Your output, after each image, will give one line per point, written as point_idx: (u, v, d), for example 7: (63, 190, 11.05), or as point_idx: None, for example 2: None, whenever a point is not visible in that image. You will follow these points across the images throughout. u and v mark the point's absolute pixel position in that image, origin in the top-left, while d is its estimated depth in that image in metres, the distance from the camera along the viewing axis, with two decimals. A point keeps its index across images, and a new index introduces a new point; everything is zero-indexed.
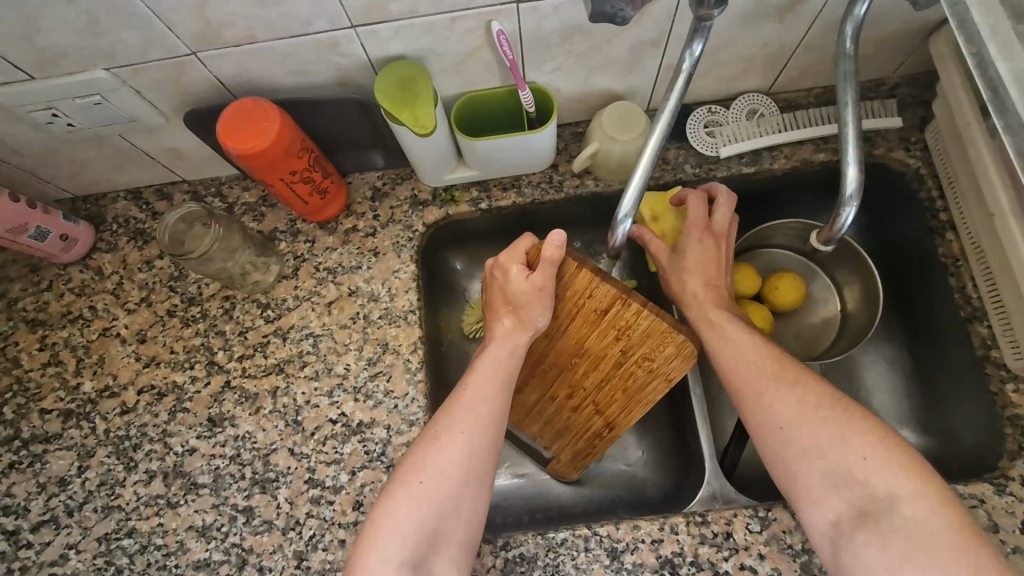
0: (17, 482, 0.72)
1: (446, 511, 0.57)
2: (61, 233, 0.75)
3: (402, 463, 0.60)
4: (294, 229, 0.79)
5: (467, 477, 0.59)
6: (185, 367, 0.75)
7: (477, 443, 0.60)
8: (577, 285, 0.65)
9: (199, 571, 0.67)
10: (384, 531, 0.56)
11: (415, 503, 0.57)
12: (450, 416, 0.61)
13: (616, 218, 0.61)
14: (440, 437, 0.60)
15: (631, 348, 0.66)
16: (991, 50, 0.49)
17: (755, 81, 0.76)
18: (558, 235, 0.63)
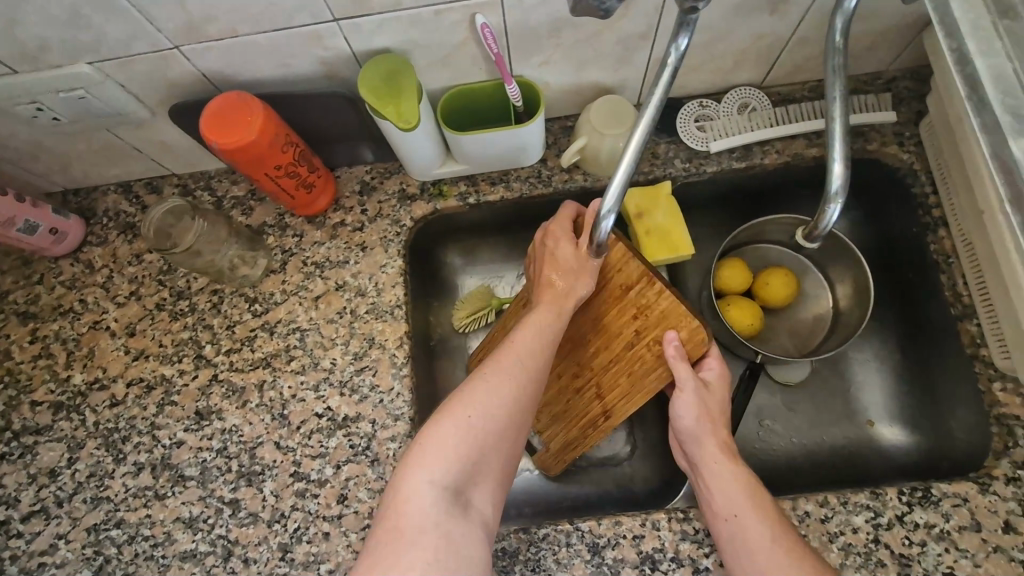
0: (8, 473, 0.73)
1: (496, 444, 0.55)
2: (51, 226, 0.75)
3: (450, 396, 0.58)
4: (283, 223, 0.79)
5: (518, 420, 0.58)
6: (174, 361, 0.75)
7: (529, 387, 0.59)
8: (614, 257, 0.66)
9: (185, 562, 0.68)
10: (429, 448, 0.54)
11: (468, 427, 0.55)
12: (504, 357, 0.60)
13: (600, 212, 0.58)
14: (492, 374, 0.58)
15: (645, 330, 0.66)
16: (970, 47, 0.50)
17: (747, 74, 0.75)
18: (596, 203, 0.64)
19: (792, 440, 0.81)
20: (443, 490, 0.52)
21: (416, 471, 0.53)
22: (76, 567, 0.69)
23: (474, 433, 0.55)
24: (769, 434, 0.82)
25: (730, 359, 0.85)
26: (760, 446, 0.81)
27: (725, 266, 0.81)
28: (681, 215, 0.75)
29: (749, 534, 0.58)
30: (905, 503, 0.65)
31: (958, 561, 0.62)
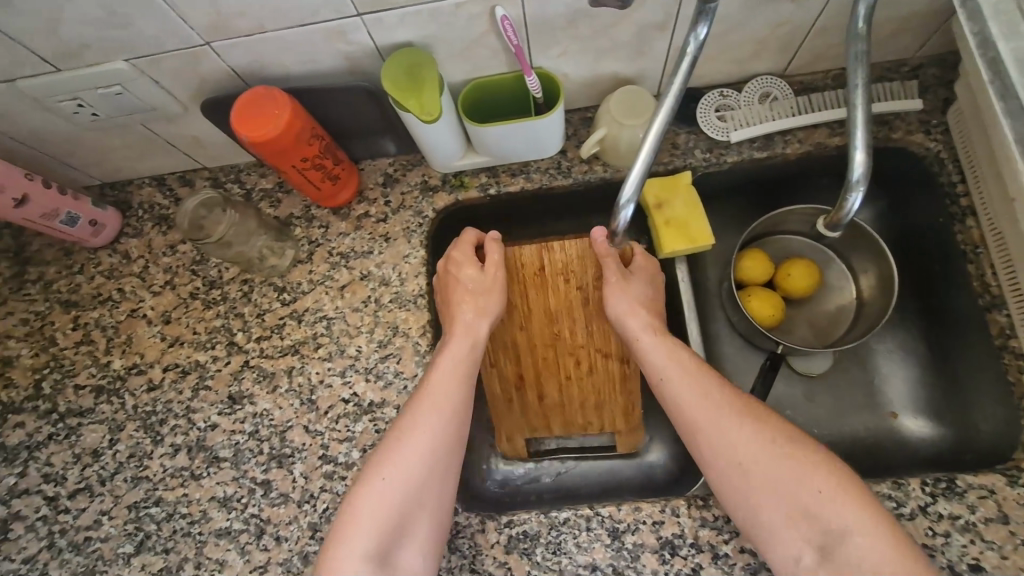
0: (55, 453, 0.77)
1: (429, 475, 0.62)
2: (90, 218, 0.79)
3: (367, 461, 0.63)
4: (309, 215, 0.81)
5: (450, 444, 0.63)
6: (207, 347, 0.78)
7: (455, 414, 0.64)
8: (515, 259, 0.73)
9: (221, 539, 0.71)
10: (359, 513, 0.59)
11: (398, 470, 0.61)
12: (425, 394, 0.65)
13: (619, 201, 0.61)
14: (406, 427, 0.63)
15: (584, 280, 0.73)
16: (993, 30, 0.56)
17: (768, 63, 0.74)
18: (494, 235, 0.73)
19: (813, 431, 0.81)
20: (380, 532, 0.59)
21: (355, 518, 0.59)
22: (120, 541, 0.73)
23: (405, 476, 0.61)
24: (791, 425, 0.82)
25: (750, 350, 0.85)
26: None
27: (746, 258, 0.82)
28: (699, 204, 0.75)
29: (754, 468, 0.58)
30: (928, 494, 0.64)
31: (983, 552, 0.62)
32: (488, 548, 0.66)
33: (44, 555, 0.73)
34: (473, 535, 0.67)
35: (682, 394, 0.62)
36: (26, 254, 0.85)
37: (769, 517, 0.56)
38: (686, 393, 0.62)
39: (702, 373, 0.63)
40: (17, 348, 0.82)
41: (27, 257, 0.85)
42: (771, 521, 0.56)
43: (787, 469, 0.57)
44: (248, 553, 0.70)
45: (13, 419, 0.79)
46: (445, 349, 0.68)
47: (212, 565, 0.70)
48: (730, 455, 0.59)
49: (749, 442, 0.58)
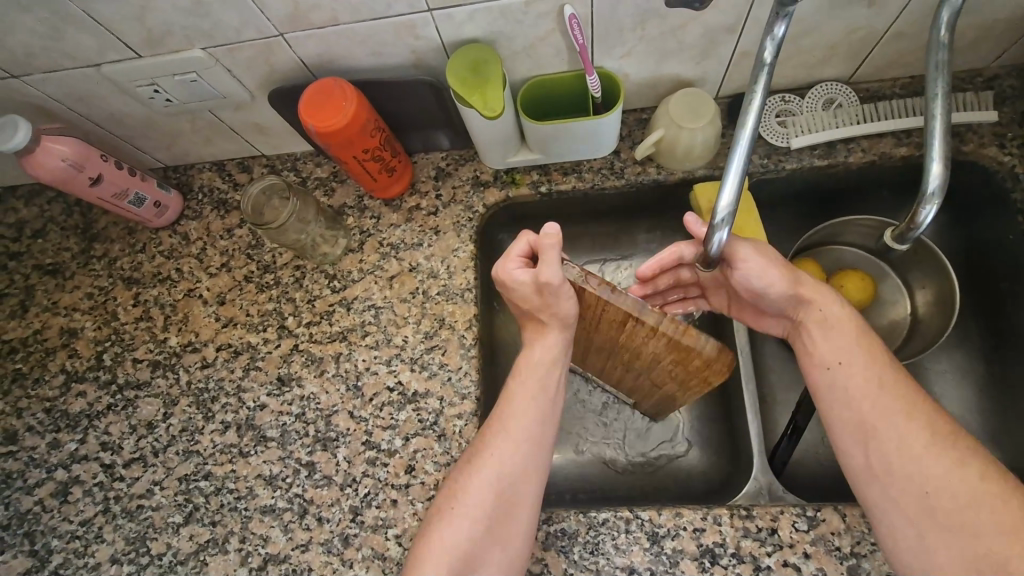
0: (113, 422, 0.81)
1: (505, 494, 0.64)
2: (155, 199, 0.82)
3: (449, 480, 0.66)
4: (362, 205, 0.83)
5: (521, 472, 0.64)
6: (259, 330, 0.81)
7: (524, 441, 0.65)
8: (591, 298, 0.63)
9: (266, 516, 0.73)
10: (443, 538, 0.62)
11: (474, 495, 0.64)
12: (500, 419, 0.67)
13: (714, 221, 0.56)
14: (484, 447, 0.66)
15: (661, 355, 0.65)
16: None
17: (835, 69, 0.73)
18: (553, 227, 0.61)
19: None
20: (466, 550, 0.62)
21: (443, 530, 0.63)
22: (170, 511, 0.76)
23: (479, 503, 0.63)
24: None
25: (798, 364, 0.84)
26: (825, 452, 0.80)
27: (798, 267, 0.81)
28: (753, 210, 0.74)
29: (940, 498, 0.57)
30: None
31: None
32: None
33: (99, 519, 0.77)
34: None
35: (867, 406, 0.61)
36: (94, 231, 0.90)
37: (943, 558, 0.55)
38: (866, 400, 0.61)
39: (888, 381, 0.62)
40: (81, 320, 0.86)
41: (94, 235, 0.89)
42: (946, 560, 0.55)
43: (980, 512, 0.55)
44: (291, 531, 0.72)
45: (76, 387, 0.83)
46: (521, 372, 0.69)
47: (256, 540, 0.73)
48: (894, 459, 0.59)
49: (940, 470, 0.57)
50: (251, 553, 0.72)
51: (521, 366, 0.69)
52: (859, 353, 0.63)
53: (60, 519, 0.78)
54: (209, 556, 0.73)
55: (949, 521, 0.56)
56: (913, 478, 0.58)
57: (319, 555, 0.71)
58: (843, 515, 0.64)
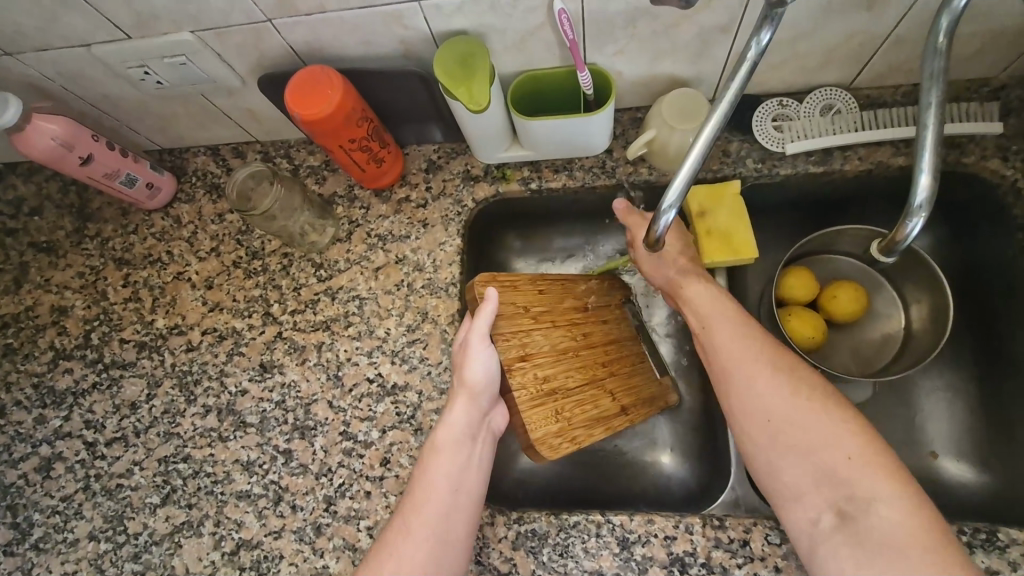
0: (98, 401, 0.81)
1: (440, 524, 0.61)
2: (148, 181, 0.82)
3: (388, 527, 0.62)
4: (352, 195, 0.82)
5: (457, 489, 0.62)
6: (245, 315, 0.81)
7: (454, 467, 0.63)
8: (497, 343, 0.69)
9: (241, 501, 0.74)
10: None
11: (411, 519, 0.61)
12: (429, 446, 0.65)
13: (661, 206, 0.59)
14: (419, 479, 0.63)
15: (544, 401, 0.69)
16: None
17: (834, 74, 0.71)
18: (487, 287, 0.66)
19: None
20: None
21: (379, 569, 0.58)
22: (148, 492, 0.76)
23: (412, 535, 0.59)
24: None
25: None
26: None
27: (789, 275, 0.80)
28: (745, 215, 0.72)
29: (832, 477, 0.55)
30: (965, 543, 0.61)
31: None
32: (495, 542, 0.66)
33: (79, 496, 0.78)
34: (481, 527, 0.67)
35: (756, 389, 0.60)
36: (88, 211, 0.90)
37: (838, 552, 0.53)
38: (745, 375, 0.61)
39: (766, 354, 0.62)
40: (72, 299, 0.87)
41: (89, 214, 0.90)
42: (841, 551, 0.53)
43: (870, 485, 0.54)
44: (264, 518, 0.72)
45: (64, 364, 0.84)
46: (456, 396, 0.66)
47: (230, 525, 0.73)
48: (761, 411, 0.60)
49: (827, 449, 0.56)
50: (224, 537, 0.72)
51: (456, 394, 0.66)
52: (728, 321, 0.65)
53: (42, 494, 0.79)
54: (183, 538, 0.73)
55: (824, 484, 0.56)
56: (772, 425, 0.59)
57: (291, 543, 0.71)
58: None
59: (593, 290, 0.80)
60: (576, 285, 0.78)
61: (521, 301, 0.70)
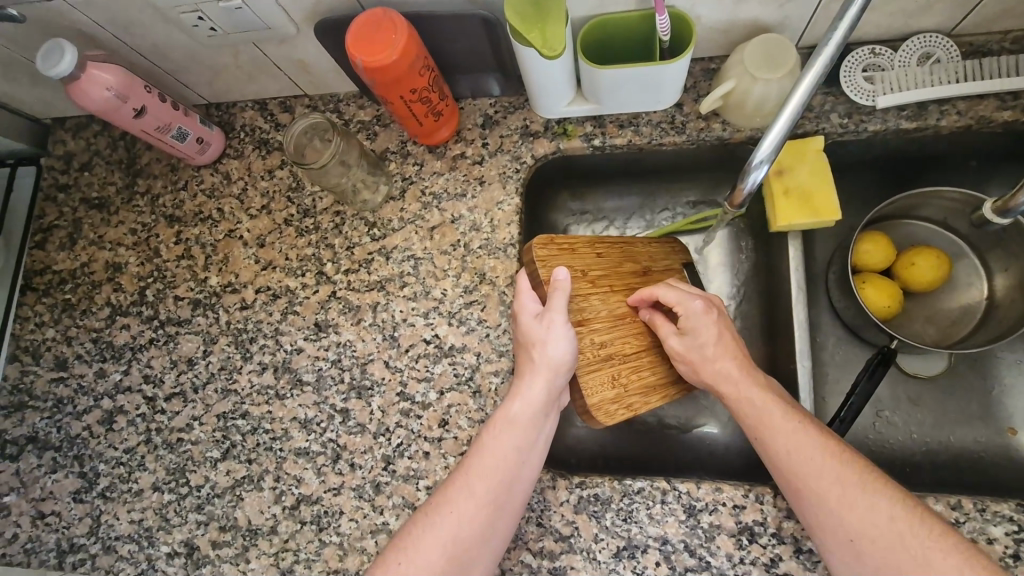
0: (155, 356, 0.82)
1: (494, 500, 0.59)
2: (198, 135, 0.80)
3: (446, 480, 0.61)
4: (405, 151, 0.80)
5: (517, 465, 0.60)
6: (298, 274, 0.80)
7: (521, 443, 0.61)
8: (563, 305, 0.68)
9: (300, 458, 0.74)
10: (418, 540, 0.58)
11: (469, 486, 0.60)
12: (499, 415, 0.63)
13: (752, 162, 0.56)
14: (486, 448, 0.61)
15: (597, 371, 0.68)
16: None
17: (938, 17, 0.65)
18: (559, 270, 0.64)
19: (911, 435, 0.76)
20: (447, 552, 0.57)
21: (426, 527, 0.58)
22: (208, 446, 0.77)
23: (468, 502, 0.59)
24: (887, 426, 0.77)
25: (854, 342, 0.80)
26: (874, 437, 0.77)
27: (867, 241, 0.76)
28: (828, 173, 0.68)
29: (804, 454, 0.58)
30: None
31: None
32: (557, 505, 0.66)
33: (142, 448, 0.79)
34: (543, 490, 0.67)
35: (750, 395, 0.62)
36: (137, 166, 0.89)
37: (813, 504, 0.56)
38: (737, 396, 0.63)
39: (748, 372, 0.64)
40: (126, 255, 0.87)
41: (138, 170, 0.89)
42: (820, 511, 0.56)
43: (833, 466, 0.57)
44: (324, 475, 0.73)
45: (121, 320, 0.84)
46: (524, 368, 0.64)
47: (290, 480, 0.74)
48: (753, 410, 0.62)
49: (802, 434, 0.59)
50: (284, 492, 0.74)
51: (526, 366, 0.64)
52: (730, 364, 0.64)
53: (106, 446, 0.81)
54: (245, 491, 0.75)
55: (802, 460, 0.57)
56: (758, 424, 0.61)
57: (350, 500, 0.71)
58: None
59: (651, 253, 0.76)
60: (636, 247, 0.75)
61: (578, 265, 0.69)
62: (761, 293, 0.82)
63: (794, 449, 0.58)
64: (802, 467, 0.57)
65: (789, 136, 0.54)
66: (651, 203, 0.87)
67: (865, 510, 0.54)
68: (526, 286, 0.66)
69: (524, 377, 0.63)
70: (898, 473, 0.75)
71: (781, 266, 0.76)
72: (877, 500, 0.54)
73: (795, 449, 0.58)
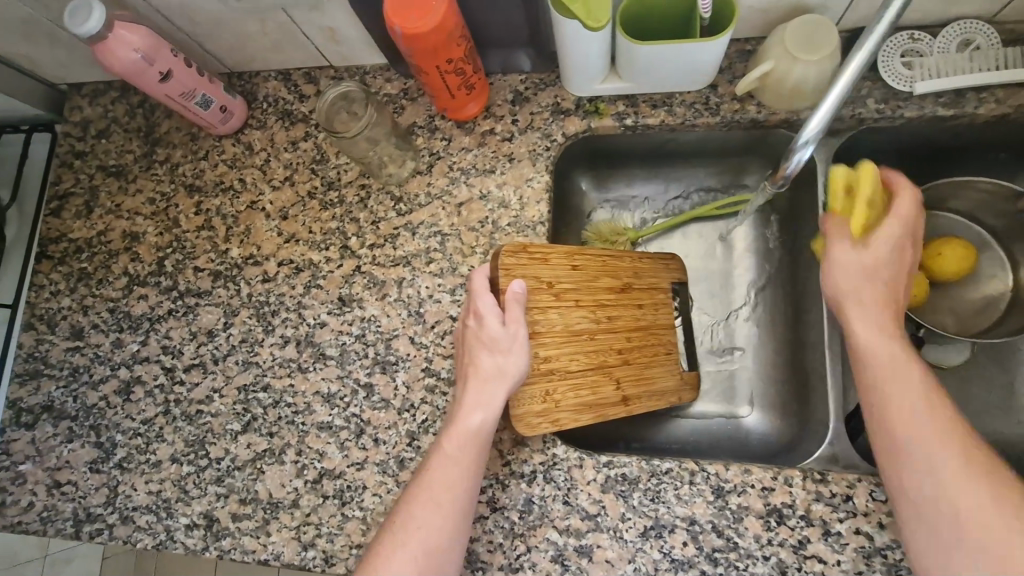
0: (174, 327, 0.81)
1: (454, 509, 0.59)
2: (221, 104, 0.79)
3: (404, 496, 0.61)
4: (433, 125, 0.79)
5: (471, 471, 0.60)
6: (322, 248, 0.79)
7: (474, 451, 0.61)
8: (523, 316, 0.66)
9: (322, 431, 0.74)
10: (384, 563, 0.57)
11: (428, 502, 0.59)
12: (449, 427, 0.62)
13: (796, 143, 0.56)
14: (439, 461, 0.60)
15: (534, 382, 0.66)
16: None
17: (980, 3, 0.64)
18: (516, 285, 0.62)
19: None
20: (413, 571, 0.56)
21: (389, 550, 0.57)
22: (228, 418, 0.77)
23: (430, 518, 0.58)
24: None
25: None
26: None
27: None
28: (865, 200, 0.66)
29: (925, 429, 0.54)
30: None
31: None
32: (583, 483, 0.67)
33: (160, 420, 0.79)
34: (570, 468, 0.67)
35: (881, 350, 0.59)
36: (156, 135, 0.87)
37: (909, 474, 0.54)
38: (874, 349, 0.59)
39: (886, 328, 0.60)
40: (144, 225, 0.85)
41: (156, 139, 0.87)
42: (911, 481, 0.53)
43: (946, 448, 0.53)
44: (347, 449, 0.73)
45: (138, 291, 0.83)
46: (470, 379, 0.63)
47: (312, 454, 0.73)
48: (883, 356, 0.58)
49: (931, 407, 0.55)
50: (307, 466, 0.73)
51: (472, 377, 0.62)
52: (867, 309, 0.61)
53: (123, 416, 0.80)
54: (265, 464, 0.74)
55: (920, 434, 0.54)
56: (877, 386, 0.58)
57: (373, 475, 0.71)
58: None
59: (636, 269, 0.74)
60: (621, 261, 0.73)
61: (546, 275, 0.66)
62: (785, 280, 0.82)
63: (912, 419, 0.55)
64: (901, 432, 0.55)
65: (837, 111, 0.54)
66: (680, 186, 0.87)
67: (947, 461, 0.52)
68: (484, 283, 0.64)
69: (471, 388, 0.62)
70: None
71: (810, 250, 0.76)
72: (976, 493, 0.51)
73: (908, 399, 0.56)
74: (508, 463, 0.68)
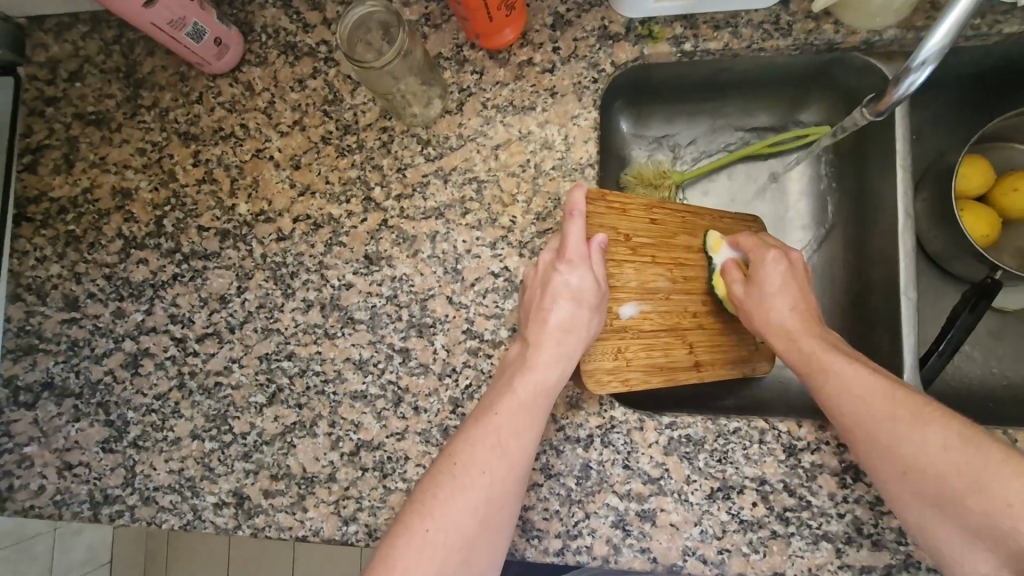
0: (181, 294, 0.73)
1: (508, 464, 0.57)
2: (216, 36, 0.68)
3: (455, 445, 0.58)
4: (461, 57, 0.69)
5: (530, 427, 0.58)
6: (341, 201, 0.70)
7: (538, 407, 0.59)
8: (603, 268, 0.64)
9: (357, 401, 0.68)
10: (435, 509, 0.55)
11: (482, 454, 0.57)
12: (508, 378, 0.60)
13: (908, 64, 0.50)
14: (500, 415, 0.58)
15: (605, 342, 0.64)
16: None
17: None
18: (599, 237, 0.62)
19: (991, 370, 0.74)
20: (467, 522, 0.55)
21: (440, 503, 0.55)
22: (251, 390, 0.70)
23: (484, 468, 0.56)
24: (966, 360, 0.74)
25: (936, 274, 0.76)
26: (952, 371, 0.74)
27: (967, 163, 0.70)
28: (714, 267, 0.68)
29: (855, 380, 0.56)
30: None
31: None
32: (645, 447, 0.62)
33: (175, 394, 0.72)
34: (629, 431, 0.62)
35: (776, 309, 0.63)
36: (139, 75, 0.76)
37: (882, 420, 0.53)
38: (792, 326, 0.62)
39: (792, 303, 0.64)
40: (136, 179, 0.76)
41: (140, 80, 0.76)
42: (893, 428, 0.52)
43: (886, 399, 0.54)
44: (384, 419, 0.67)
45: (137, 254, 0.75)
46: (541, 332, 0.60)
47: (347, 425, 0.68)
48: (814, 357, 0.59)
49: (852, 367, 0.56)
50: (341, 438, 0.68)
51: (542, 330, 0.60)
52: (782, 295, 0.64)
53: (133, 392, 0.73)
54: (296, 438, 0.69)
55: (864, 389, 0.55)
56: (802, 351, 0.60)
57: (416, 445, 0.66)
58: (1013, 441, 0.57)
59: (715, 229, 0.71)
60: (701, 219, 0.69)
61: (624, 227, 0.64)
62: (844, 222, 0.76)
63: (851, 390, 0.55)
64: (882, 428, 0.53)
65: (964, 23, 0.47)
66: (726, 122, 0.79)
67: (904, 418, 0.52)
68: (579, 214, 0.61)
69: (541, 344, 0.60)
70: (979, 410, 0.72)
71: (878, 187, 0.70)
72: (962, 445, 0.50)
73: (849, 397, 0.55)
74: (563, 427, 0.63)
